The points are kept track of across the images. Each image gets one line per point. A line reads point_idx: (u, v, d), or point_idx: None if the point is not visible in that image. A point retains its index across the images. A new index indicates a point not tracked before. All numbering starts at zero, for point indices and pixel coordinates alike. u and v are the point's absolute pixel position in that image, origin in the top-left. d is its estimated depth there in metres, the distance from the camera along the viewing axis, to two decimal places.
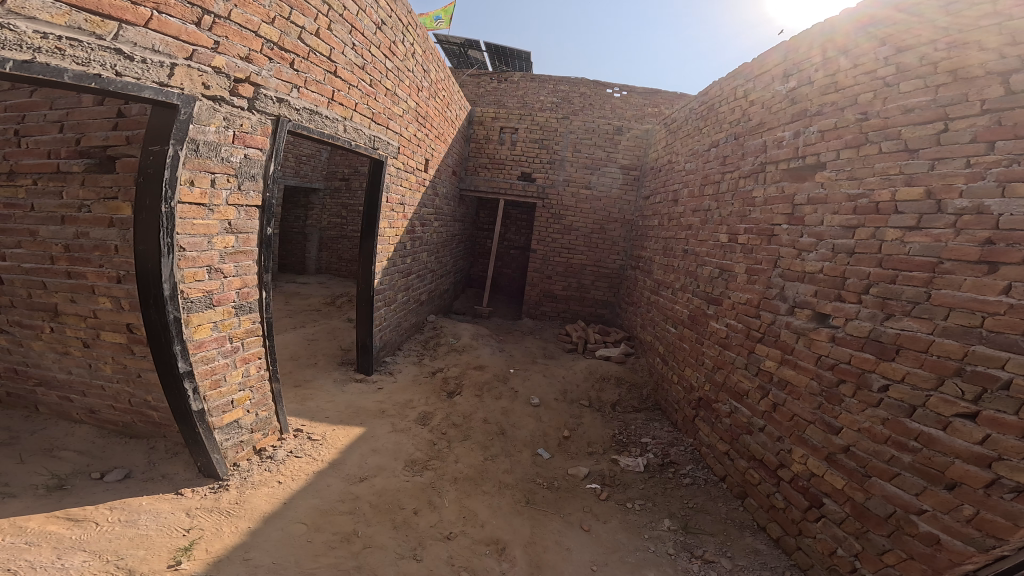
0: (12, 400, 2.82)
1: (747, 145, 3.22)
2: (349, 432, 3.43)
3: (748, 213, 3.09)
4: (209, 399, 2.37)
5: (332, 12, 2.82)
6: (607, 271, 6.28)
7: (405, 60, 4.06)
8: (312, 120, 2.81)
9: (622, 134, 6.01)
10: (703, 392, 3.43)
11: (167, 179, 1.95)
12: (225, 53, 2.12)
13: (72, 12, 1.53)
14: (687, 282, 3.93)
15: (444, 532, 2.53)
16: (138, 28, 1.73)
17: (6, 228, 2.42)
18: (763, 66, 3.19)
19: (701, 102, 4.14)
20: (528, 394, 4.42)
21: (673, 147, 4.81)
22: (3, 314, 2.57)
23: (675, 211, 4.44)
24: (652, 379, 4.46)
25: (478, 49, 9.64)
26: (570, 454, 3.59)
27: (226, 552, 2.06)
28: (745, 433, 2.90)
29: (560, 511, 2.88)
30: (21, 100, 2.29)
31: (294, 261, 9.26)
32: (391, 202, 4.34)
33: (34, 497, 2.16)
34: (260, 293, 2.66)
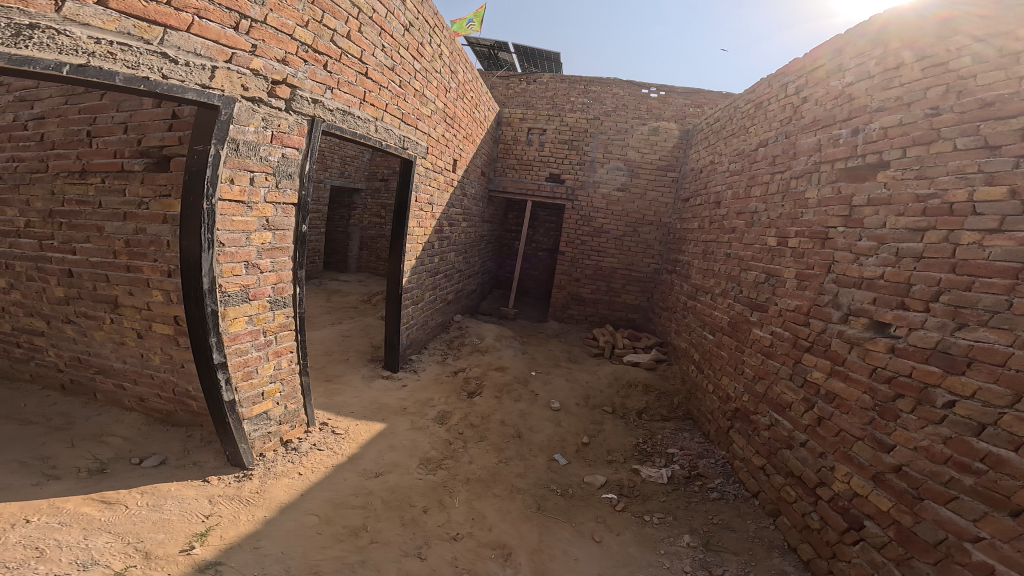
0: (75, 386, 3.17)
1: (798, 144, 3.04)
2: (371, 428, 3.77)
3: (800, 215, 2.90)
4: (240, 390, 2.79)
5: (362, 15, 3.25)
6: (639, 274, 6.13)
7: (432, 62, 4.45)
8: (344, 120, 3.28)
9: (658, 134, 5.85)
10: (740, 403, 3.32)
11: (209, 177, 2.36)
12: (263, 56, 2.55)
13: (122, 19, 1.89)
14: (728, 287, 3.72)
15: (450, 533, 2.66)
16: (181, 33, 2.11)
17: (77, 225, 2.65)
18: (818, 59, 3.01)
19: (746, 100, 3.98)
20: (549, 398, 4.54)
21: (715, 147, 4.63)
22: (72, 306, 2.80)
23: (715, 215, 4.26)
24: (685, 387, 4.33)
25: (507, 51, 9.67)
26: (588, 461, 3.61)
27: (239, 540, 2.35)
28: (785, 448, 2.81)
29: (571, 520, 2.91)
30: (93, 103, 2.52)
31: (336, 261, 9.54)
32: (419, 201, 4.65)
33: (76, 479, 2.52)
34: (294, 288, 3.12)
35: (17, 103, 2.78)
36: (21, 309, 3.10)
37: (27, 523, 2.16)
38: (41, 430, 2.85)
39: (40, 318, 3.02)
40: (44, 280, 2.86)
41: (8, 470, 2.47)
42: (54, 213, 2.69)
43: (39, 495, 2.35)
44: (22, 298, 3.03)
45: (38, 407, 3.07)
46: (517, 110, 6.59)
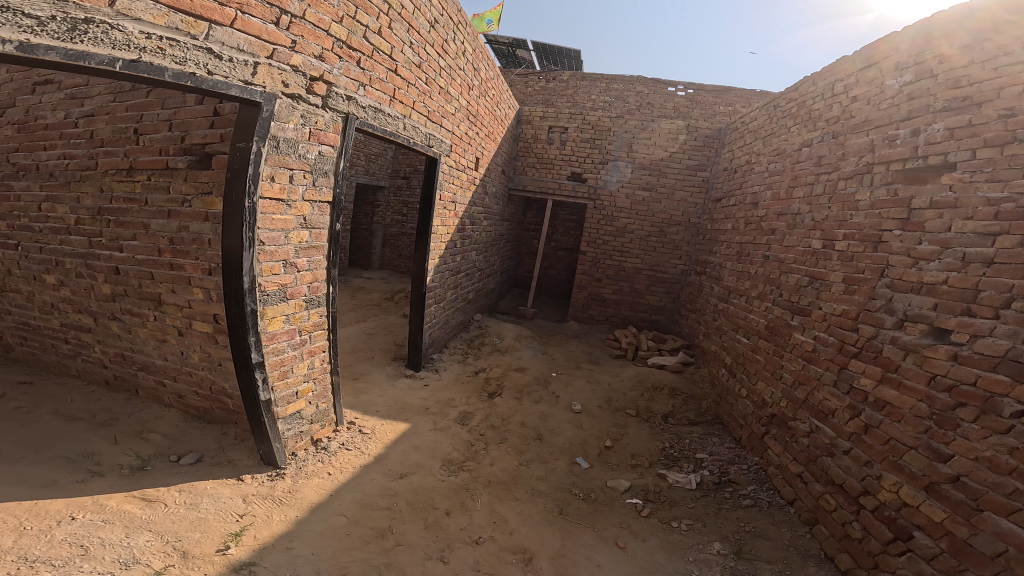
0: (118, 382, 3.23)
1: (848, 145, 2.97)
2: (395, 428, 3.75)
3: (849, 217, 2.84)
4: (276, 389, 2.77)
5: (392, 12, 3.20)
6: (665, 275, 6.06)
7: (456, 59, 4.40)
8: (375, 117, 3.25)
9: (687, 133, 5.76)
10: (778, 409, 3.26)
11: (251, 175, 2.33)
12: (302, 51, 2.51)
13: (171, 14, 1.86)
14: (766, 290, 3.66)
15: (473, 537, 2.63)
16: (225, 28, 2.07)
17: (124, 222, 2.68)
18: (872, 57, 2.94)
19: (787, 100, 3.90)
20: (570, 400, 4.49)
21: (752, 146, 4.55)
22: (118, 303, 2.84)
23: (752, 216, 4.19)
24: (715, 391, 4.28)
25: (526, 49, 9.61)
26: (610, 465, 3.57)
27: (272, 540, 2.33)
28: (826, 455, 2.75)
29: (593, 525, 2.87)
30: (139, 100, 2.55)
31: (360, 257, 9.55)
32: (443, 200, 4.62)
33: (118, 477, 2.56)
34: (327, 287, 3.10)
35: (68, 101, 2.81)
36: (70, 305, 3.13)
37: (73, 521, 2.19)
38: (86, 426, 2.92)
39: (88, 315, 3.07)
40: (92, 278, 2.91)
41: (55, 466, 2.53)
42: (103, 210, 2.72)
43: (83, 492, 2.39)
44: (71, 295, 3.07)
45: (84, 402, 3.15)
46: (538, 108, 6.54)
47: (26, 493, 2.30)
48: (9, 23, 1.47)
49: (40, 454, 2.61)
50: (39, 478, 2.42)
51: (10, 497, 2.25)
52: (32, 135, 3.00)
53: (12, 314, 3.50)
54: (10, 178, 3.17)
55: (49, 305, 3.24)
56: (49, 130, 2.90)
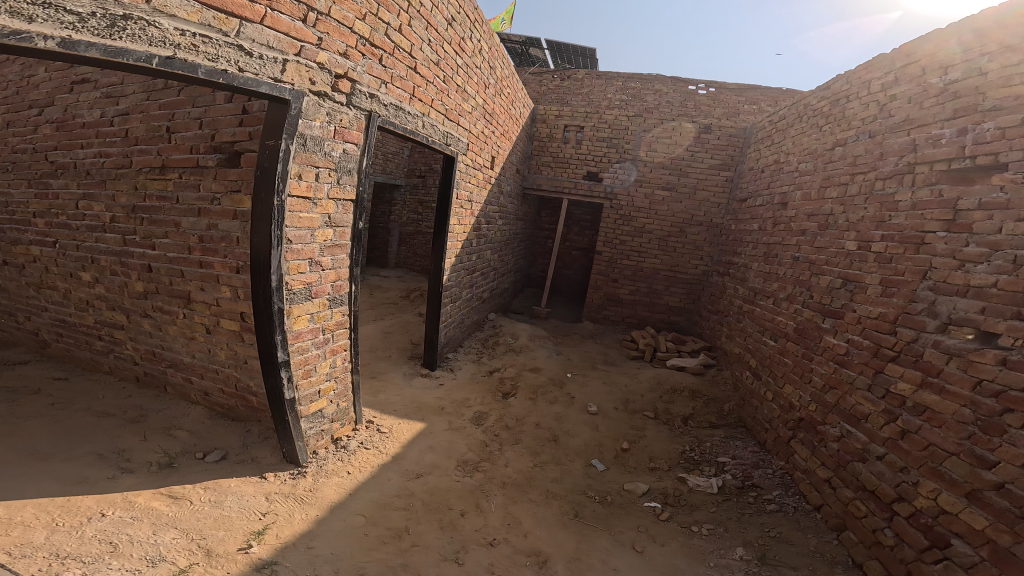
0: (148, 379, 3.25)
1: (886, 145, 2.92)
2: (412, 427, 3.72)
3: (887, 219, 2.79)
4: (300, 387, 2.76)
5: (411, 9, 3.17)
6: (685, 276, 6.00)
7: (472, 57, 4.37)
8: (396, 115, 3.23)
9: (710, 132, 5.68)
10: (806, 413, 3.20)
11: (280, 172, 2.31)
12: (327, 49, 2.48)
13: (203, 11, 1.83)
14: (796, 292, 3.60)
15: (488, 538, 2.60)
16: (255, 25, 2.05)
17: (156, 220, 2.70)
18: (914, 55, 2.88)
19: (819, 98, 3.84)
20: (586, 401, 4.45)
21: (780, 146, 4.48)
22: (149, 300, 2.86)
23: (780, 217, 4.13)
24: (738, 394, 4.22)
25: (539, 48, 9.59)
26: (627, 468, 3.52)
27: (293, 539, 2.31)
28: (858, 460, 2.69)
29: (610, 529, 2.82)
30: (171, 99, 2.56)
31: (376, 256, 9.60)
32: (460, 198, 4.59)
33: (147, 473, 2.57)
34: (350, 286, 3.08)
35: (104, 100, 2.83)
36: (104, 302, 3.15)
37: (103, 517, 2.19)
38: (118, 422, 2.94)
39: (121, 312, 3.09)
40: (126, 275, 2.93)
41: (87, 462, 2.55)
42: (137, 208, 2.74)
43: (114, 489, 2.40)
44: (107, 292, 3.09)
45: (116, 398, 3.18)
46: (552, 107, 6.51)
47: (58, 489, 2.31)
48: (50, 19, 1.44)
49: (74, 450, 2.63)
50: (71, 474, 2.43)
51: (44, 493, 2.27)
52: (69, 134, 3.02)
53: (49, 311, 3.54)
54: (49, 176, 3.17)
55: (84, 302, 3.26)
56: (86, 129, 2.92)
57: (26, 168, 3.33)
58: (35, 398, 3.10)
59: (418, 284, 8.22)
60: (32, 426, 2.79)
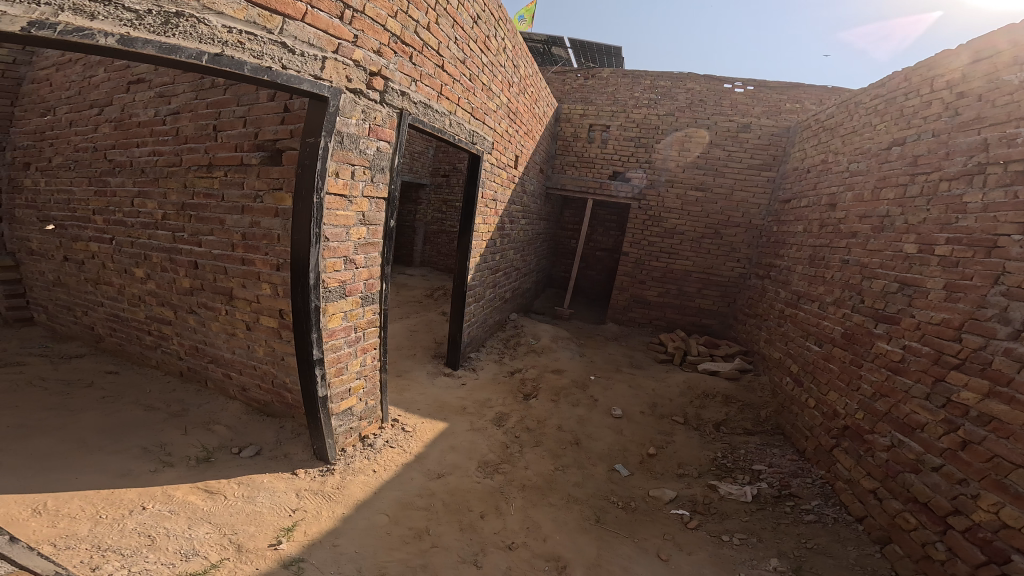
0: (191, 374, 3.31)
1: (952, 144, 2.79)
2: (435, 427, 3.69)
3: (953, 221, 2.67)
4: (332, 385, 2.75)
5: (439, 7, 3.13)
6: (719, 279, 5.86)
7: (497, 56, 4.33)
8: (425, 114, 3.21)
9: (749, 131, 5.53)
10: (852, 421, 3.07)
11: (319, 170, 2.31)
12: (362, 46, 2.47)
13: (249, 8, 1.82)
14: (844, 296, 3.47)
15: (506, 541, 2.54)
16: (296, 23, 2.04)
17: (203, 217, 2.73)
18: (986, 51, 2.75)
19: (875, 96, 3.69)
20: (610, 404, 4.36)
21: (828, 146, 4.33)
22: (195, 297, 2.91)
23: (827, 219, 3.99)
24: (776, 401, 4.09)
25: (562, 46, 9.54)
26: (653, 474, 3.42)
27: (320, 537, 2.30)
28: (909, 471, 2.56)
29: (633, 535, 2.74)
30: (217, 98, 2.60)
31: (403, 254, 9.69)
32: (485, 198, 4.56)
33: (186, 467, 2.60)
34: (381, 284, 3.05)
35: (157, 99, 2.88)
36: (154, 299, 3.20)
37: (143, 510, 2.22)
38: (162, 416, 2.99)
39: (169, 308, 3.13)
40: (174, 272, 2.97)
41: (132, 455, 2.59)
42: (186, 206, 2.77)
43: (155, 482, 2.43)
44: (157, 288, 3.14)
45: (161, 392, 3.24)
46: (577, 106, 6.46)
47: (104, 482, 2.35)
48: (110, 16, 1.45)
49: (120, 443, 2.69)
50: (116, 467, 2.48)
51: (90, 485, 2.31)
52: (126, 133, 3.07)
53: (104, 306, 3.62)
54: (107, 174, 3.24)
55: (136, 298, 3.32)
56: (142, 127, 2.97)
57: (87, 166, 3.40)
58: (88, 391, 3.19)
59: (443, 283, 8.25)
60: (84, 419, 2.86)
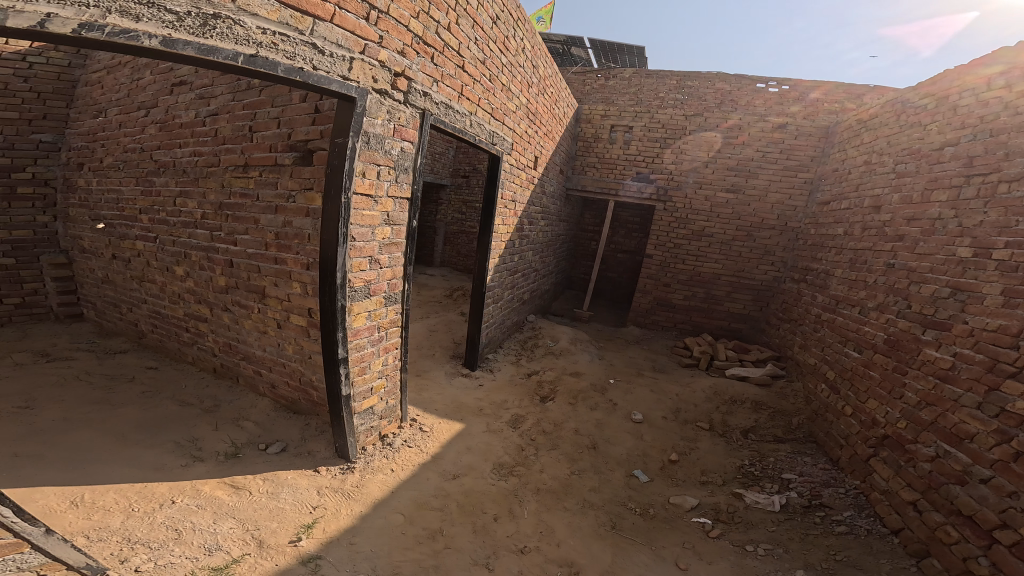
0: (224, 370, 3.37)
1: (1014, 145, 2.69)
2: (452, 428, 3.66)
3: (1014, 224, 2.56)
4: (355, 384, 2.75)
5: (459, 8, 3.11)
6: (751, 282, 5.74)
7: (516, 56, 4.30)
8: (446, 114, 3.20)
9: (785, 131, 5.39)
10: (893, 430, 2.94)
11: (347, 170, 2.31)
12: (387, 47, 2.46)
13: (282, 10, 1.82)
14: (888, 301, 3.34)
15: (518, 545, 2.49)
16: (326, 24, 2.04)
17: (239, 216, 2.79)
18: None
19: (927, 94, 3.55)
20: (630, 409, 4.28)
21: (871, 146, 4.19)
22: (229, 295, 2.96)
23: (870, 222, 3.86)
24: (810, 408, 3.97)
25: (581, 45, 9.47)
26: (675, 481, 3.33)
27: (338, 535, 2.29)
28: (955, 483, 2.44)
29: (650, 543, 2.66)
30: (253, 99, 2.63)
31: (424, 254, 9.80)
32: (504, 199, 4.54)
33: (215, 462, 2.63)
34: (403, 284, 3.05)
35: (197, 101, 2.94)
36: (192, 296, 3.27)
37: (172, 504, 2.25)
38: (195, 412, 3.06)
39: (206, 306, 3.20)
40: (211, 270, 3.03)
41: (165, 449, 2.64)
42: (223, 206, 2.83)
43: (186, 476, 2.46)
44: (195, 286, 3.20)
45: (196, 388, 3.32)
46: (598, 106, 6.42)
47: (139, 475, 2.40)
48: (153, 18, 1.46)
49: (154, 437, 2.75)
50: (150, 460, 2.53)
51: (125, 479, 2.36)
52: (170, 134, 3.14)
53: (147, 304, 3.71)
54: (152, 174, 3.32)
55: (176, 295, 3.40)
56: (183, 129, 3.04)
57: (134, 167, 3.48)
58: (130, 385, 3.28)
59: (463, 283, 8.28)
60: (124, 413, 2.93)
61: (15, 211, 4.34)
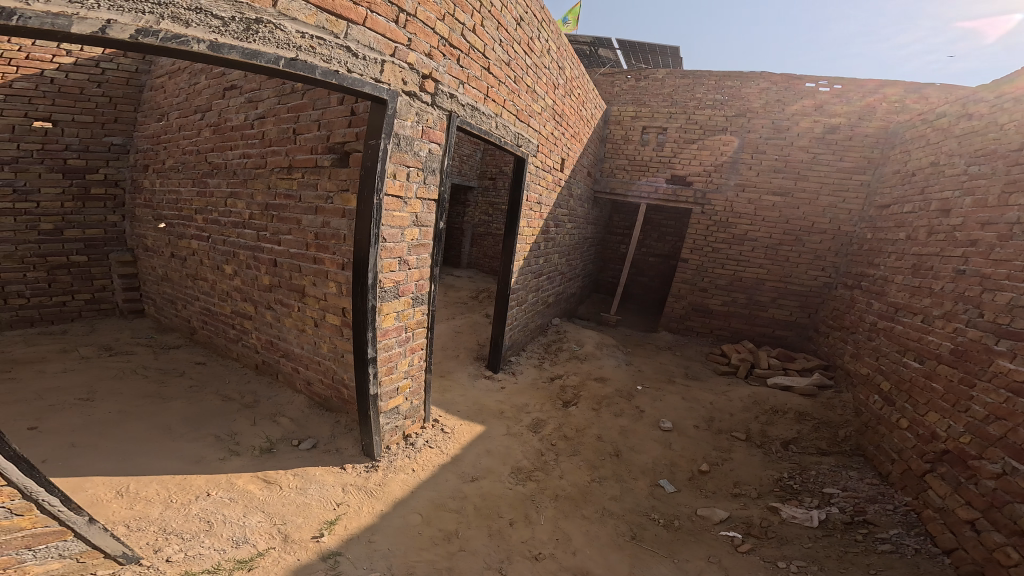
0: (265, 367, 3.45)
1: None
2: (473, 430, 3.65)
3: None
4: (383, 384, 2.77)
5: (484, 10, 3.10)
6: (798, 288, 5.59)
7: (541, 57, 4.27)
8: (472, 116, 3.20)
9: (838, 132, 5.24)
10: (955, 445, 2.81)
11: (379, 171, 2.33)
12: (416, 50, 2.46)
13: (318, 14, 1.85)
14: (956, 309, 3.19)
15: (533, 551, 2.45)
16: (359, 28, 2.06)
17: (283, 217, 2.86)
18: None
19: (1005, 92, 3.40)
20: (658, 417, 4.19)
21: (938, 147, 4.03)
22: (272, 293, 3.04)
23: (938, 226, 3.69)
24: (859, 420, 3.82)
25: (609, 46, 9.41)
26: (702, 492, 3.23)
27: (358, 532, 2.30)
28: (1020, 502, 2.30)
29: (672, 555, 2.58)
30: (296, 102, 2.70)
31: (451, 255, 9.92)
32: (530, 201, 4.53)
33: (251, 456, 2.69)
34: (430, 286, 3.05)
35: (246, 104, 3.02)
36: (239, 294, 3.38)
37: (207, 496, 2.30)
38: (236, 406, 3.13)
39: (251, 304, 3.29)
40: (257, 269, 3.12)
41: (206, 442, 2.72)
42: (269, 207, 2.91)
43: (223, 470, 2.52)
44: (242, 285, 3.31)
45: (238, 383, 3.41)
46: (628, 107, 6.40)
47: (180, 467, 2.47)
48: (201, 23, 1.50)
49: (198, 430, 2.83)
50: (191, 453, 2.60)
51: (167, 470, 2.43)
52: (223, 137, 3.24)
53: (199, 301, 3.84)
54: (207, 176, 3.43)
55: (225, 293, 3.51)
56: (234, 132, 3.14)
57: (191, 168, 3.62)
58: (181, 379, 3.40)
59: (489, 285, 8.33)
60: (174, 406, 3.04)
61: (89, 211, 4.60)
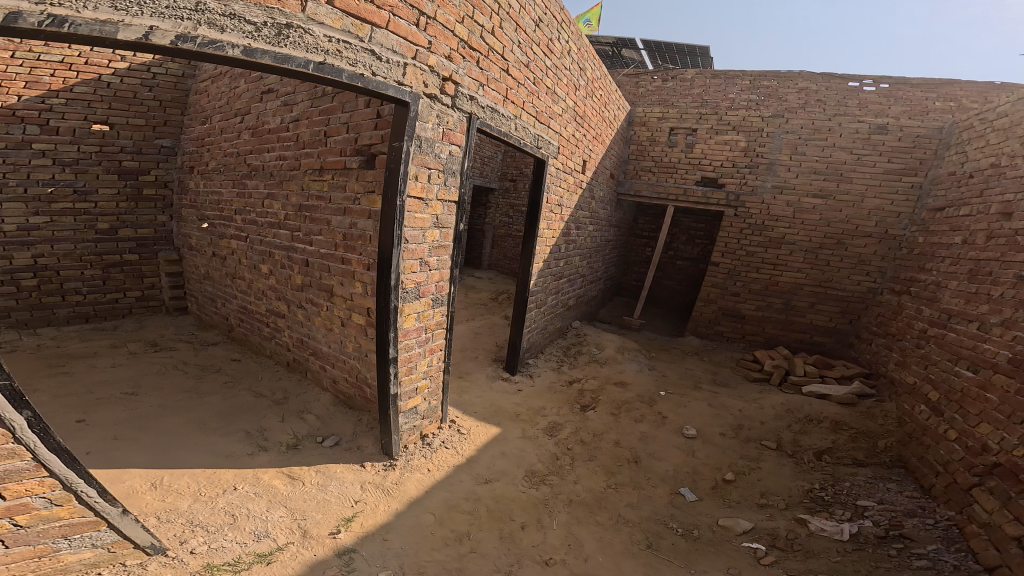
0: (296, 365, 3.51)
1: None
2: (489, 432, 3.64)
3: None
4: (403, 383, 2.79)
5: (502, 11, 3.09)
6: (838, 293, 5.43)
7: (561, 58, 4.25)
8: (492, 118, 3.20)
9: (885, 132, 5.08)
10: (1008, 458, 2.71)
11: (402, 173, 2.35)
12: (436, 52, 2.47)
13: (344, 18, 1.88)
14: (1017, 316, 3.07)
15: (544, 556, 2.42)
16: (382, 31, 2.08)
17: (315, 217, 2.92)
18: None
19: None
20: (681, 423, 4.11)
21: (1000, 148, 3.86)
22: (304, 293, 3.10)
23: (999, 229, 3.55)
24: (901, 431, 3.69)
25: (633, 47, 9.34)
26: (725, 501, 3.16)
27: (373, 530, 2.31)
28: None
29: (689, 565, 2.52)
30: (327, 105, 2.75)
31: (473, 256, 9.99)
32: (550, 203, 4.51)
33: (277, 452, 2.74)
34: (450, 287, 3.06)
35: (282, 108, 3.10)
36: (274, 292, 3.45)
37: (233, 491, 2.35)
38: (267, 403, 3.20)
39: (285, 302, 3.36)
40: (291, 269, 3.19)
41: (236, 437, 2.78)
42: (302, 208, 2.96)
43: (251, 465, 2.57)
44: (276, 284, 3.39)
45: (270, 379, 3.48)
46: (653, 108, 6.34)
47: (209, 461, 2.53)
48: (236, 28, 1.52)
49: (229, 425, 2.89)
50: (220, 447, 2.66)
51: (197, 464, 2.49)
52: (261, 139, 3.33)
53: (237, 299, 3.94)
54: (246, 177, 3.53)
55: (260, 291, 3.60)
56: (270, 134, 3.21)
57: (231, 170, 3.72)
58: (216, 374, 3.50)
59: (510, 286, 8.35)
60: (209, 401, 3.13)
61: (141, 211, 4.78)
